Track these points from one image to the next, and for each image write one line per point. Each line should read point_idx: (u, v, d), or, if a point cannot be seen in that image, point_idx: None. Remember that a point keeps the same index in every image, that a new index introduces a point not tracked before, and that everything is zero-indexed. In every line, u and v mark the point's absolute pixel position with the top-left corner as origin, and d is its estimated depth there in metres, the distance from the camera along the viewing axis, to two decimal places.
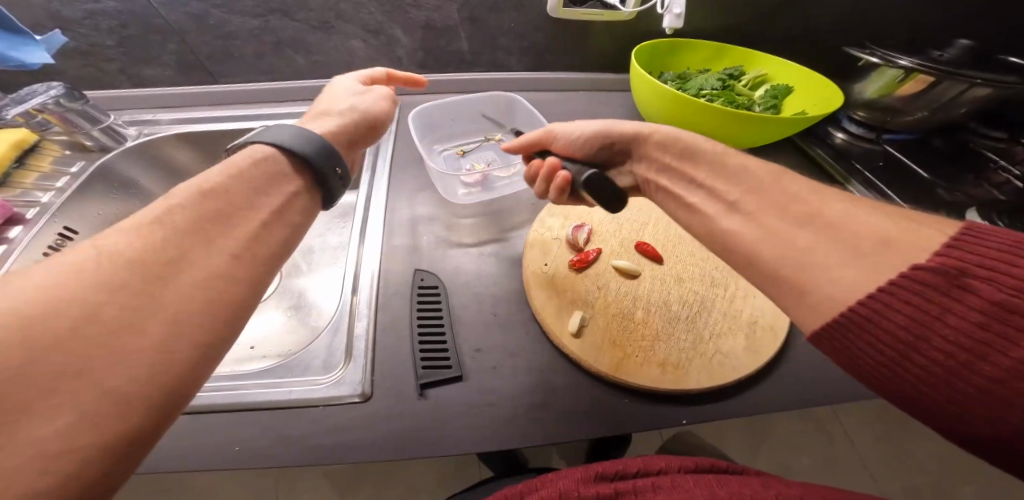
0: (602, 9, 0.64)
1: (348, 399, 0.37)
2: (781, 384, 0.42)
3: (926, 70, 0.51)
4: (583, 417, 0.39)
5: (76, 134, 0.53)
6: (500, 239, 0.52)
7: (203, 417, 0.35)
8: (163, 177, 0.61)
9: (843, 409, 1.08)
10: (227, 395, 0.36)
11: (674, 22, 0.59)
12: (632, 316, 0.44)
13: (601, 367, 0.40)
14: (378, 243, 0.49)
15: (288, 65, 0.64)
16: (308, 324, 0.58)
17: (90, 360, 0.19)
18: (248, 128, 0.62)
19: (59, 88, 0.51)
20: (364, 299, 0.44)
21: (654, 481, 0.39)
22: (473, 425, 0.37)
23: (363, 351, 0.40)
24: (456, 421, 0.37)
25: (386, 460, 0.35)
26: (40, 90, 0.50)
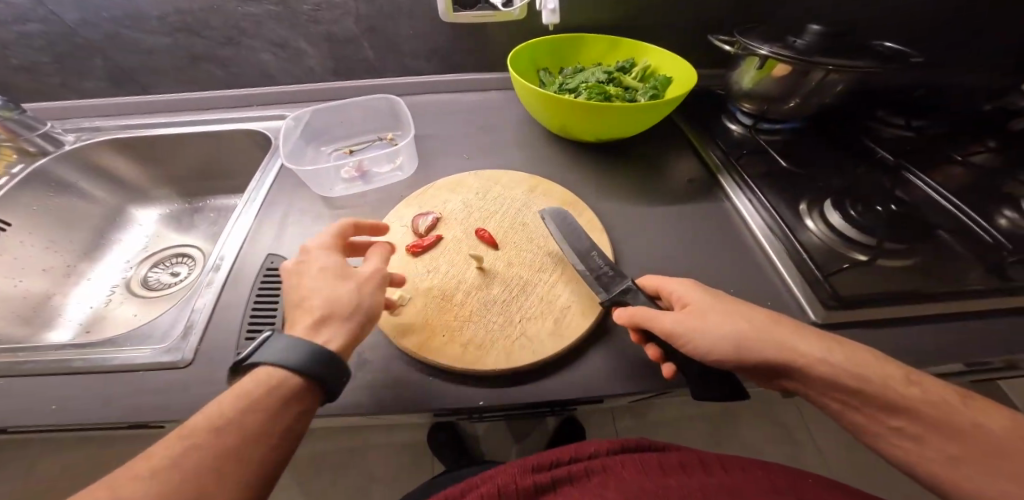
0: (490, 11, 0.66)
1: (169, 363, 0.42)
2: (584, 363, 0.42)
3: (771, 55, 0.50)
4: (381, 392, 0.41)
5: (19, 141, 0.63)
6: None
7: (45, 377, 0.41)
8: (100, 178, 0.71)
9: (814, 418, 1.02)
10: (73, 354, 0.42)
11: (549, 17, 0.61)
12: (449, 299, 0.46)
13: (406, 344, 0.42)
14: (246, 230, 0.54)
15: (208, 76, 0.72)
16: None
17: None
18: (173, 133, 0.71)
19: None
20: (216, 279, 0.49)
21: (588, 466, 0.40)
22: None
23: (197, 323, 0.45)
24: None
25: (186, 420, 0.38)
26: None
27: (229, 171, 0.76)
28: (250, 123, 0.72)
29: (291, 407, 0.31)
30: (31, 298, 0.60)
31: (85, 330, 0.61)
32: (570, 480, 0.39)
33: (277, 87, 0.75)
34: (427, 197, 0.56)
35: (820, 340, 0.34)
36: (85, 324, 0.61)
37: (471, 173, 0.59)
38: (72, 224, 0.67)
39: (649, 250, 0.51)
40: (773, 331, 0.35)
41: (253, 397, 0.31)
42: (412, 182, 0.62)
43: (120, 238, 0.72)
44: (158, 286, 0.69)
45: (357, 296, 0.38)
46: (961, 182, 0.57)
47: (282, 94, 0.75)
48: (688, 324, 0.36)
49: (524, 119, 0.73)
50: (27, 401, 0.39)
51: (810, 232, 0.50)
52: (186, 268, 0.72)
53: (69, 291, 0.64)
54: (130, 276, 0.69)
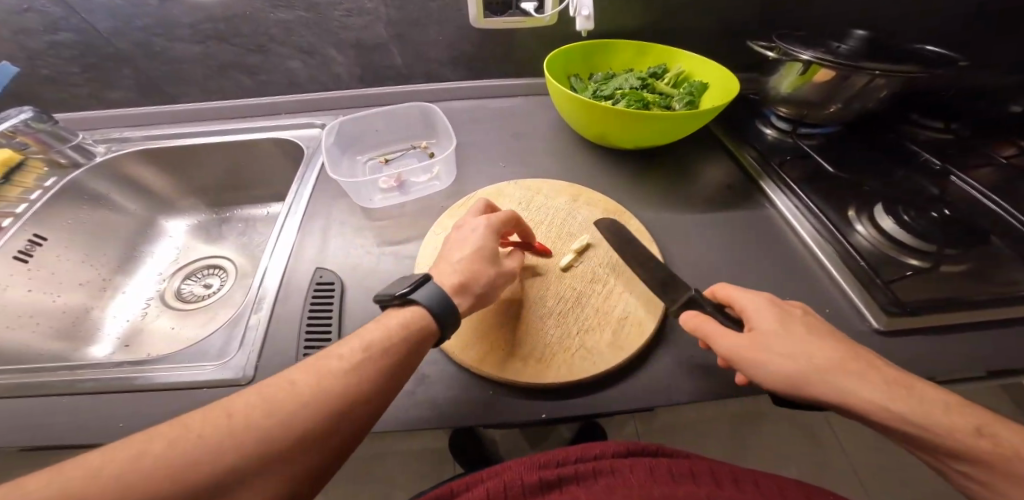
0: (521, 16, 0.66)
1: (229, 381, 0.41)
2: (646, 374, 0.42)
3: (820, 61, 0.50)
4: (442, 406, 0.40)
5: (51, 153, 0.62)
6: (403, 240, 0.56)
7: (104, 397, 0.41)
8: (130, 188, 0.71)
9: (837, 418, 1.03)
10: (128, 373, 0.42)
11: (584, 23, 0.61)
12: (502, 311, 0.46)
13: (465, 358, 0.42)
14: (291, 243, 0.54)
15: (236, 84, 0.72)
16: None
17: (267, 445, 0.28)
18: (203, 143, 0.70)
19: (28, 111, 0.61)
20: (265, 294, 0.49)
21: (597, 469, 0.36)
22: None
23: (250, 339, 0.44)
24: None
25: None
26: (10, 113, 0.60)
27: (258, 180, 0.76)
28: (280, 132, 0.72)
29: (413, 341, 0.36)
30: (67, 314, 0.59)
31: (123, 345, 0.61)
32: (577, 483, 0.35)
33: (304, 94, 0.75)
34: (470, 208, 0.56)
35: (887, 387, 0.31)
36: (123, 338, 0.61)
37: (511, 183, 0.59)
38: (105, 236, 0.67)
39: (698, 259, 0.51)
40: (851, 367, 0.32)
41: (395, 328, 0.36)
42: (449, 191, 0.62)
43: (151, 250, 0.72)
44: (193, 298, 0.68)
45: (491, 284, 0.42)
46: (999, 184, 0.58)
47: (310, 102, 0.75)
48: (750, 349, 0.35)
49: (554, 124, 0.73)
50: (86, 421, 0.39)
51: (861, 236, 0.50)
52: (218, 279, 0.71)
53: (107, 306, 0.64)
54: (164, 288, 0.69)
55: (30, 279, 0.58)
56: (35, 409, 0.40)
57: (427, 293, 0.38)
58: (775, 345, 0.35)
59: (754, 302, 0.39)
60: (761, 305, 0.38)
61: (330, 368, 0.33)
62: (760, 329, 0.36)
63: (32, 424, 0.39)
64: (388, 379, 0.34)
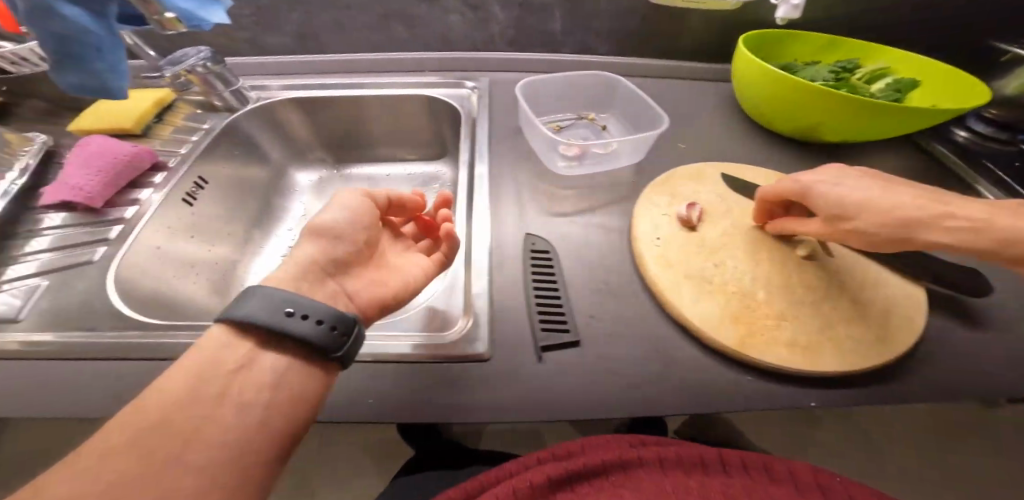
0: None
1: (475, 357, 0.38)
2: (909, 375, 0.39)
3: None
4: (701, 395, 0.37)
5: (210, 95, 0.60)
6: (595, 213, 0.53)
7: (343, 368, 0.38)
8: (271, 135, 0.68)
9: None
10: (360, 343, 0.39)
11: (791, 13, 0.53)
12: (751, 298, 0.43)
13: (726, 339, 0.39)
14: (489, 210, 0.51)
15: (390, 35, 0.70)
16: None
17: None
18: (349, 93, 0.68)
19: (205, 51, 0.57)
20: (479, 263, 0.46)
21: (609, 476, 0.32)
22: (590, 385, 0.37)
23: (480, 311, 0.42)
24: (578, 384, 0.37)
25: (506, 421, 0.35)
26: (190, 52, 0.57)
27: (392, 139, 0.73)
28: (429, 90, 0.70)
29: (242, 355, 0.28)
30: (218, 268, 0.57)
31: None
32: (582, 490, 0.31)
33: (452, 53, 0.73)
34: (675, 184, 0.52)
35: (956, 227, 0.37)
36: None
37: (707, 163, 0.56)
38: (245, 187, 0.64)
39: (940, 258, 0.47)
40: (938, 214, 0.37)
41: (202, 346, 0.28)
42: (629, 166, 0.59)
43: (287, 206, 0.70)
44: None
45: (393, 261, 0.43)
46: None
47: (457, 62, 0.72)
48: (849, 209, 0.40)
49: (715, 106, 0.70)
50: (323, 392, 0.36)
51: None
52: None
53: (251, 262, 0.62)
54: (298, 244, 0.66)
55: (186, 230, 0.54)
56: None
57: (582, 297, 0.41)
58: (871, 197, 0.39)
59: (813, 178, 0.43)
60: (859, 187, 0.40)
61: (254, 381, 0.27)
62: (852, 201, 0.40)
63: None
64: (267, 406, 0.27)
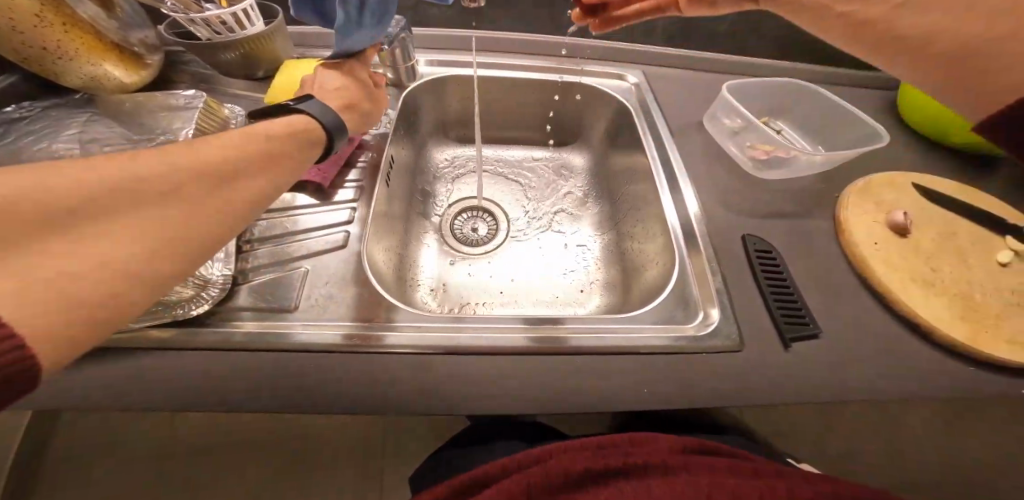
0: None
1: (730, 348, 0.45)
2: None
3: None
4: (928, 378, 0.44)
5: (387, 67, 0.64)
6: (781, 218, 0.57)
7: (614, 355, 0.44)
8: (427, 110, 0.73)
9: None
10: (623, 336, 0.46)
11: None
12: (973, 295, 0.47)
13: (959, 337, 0.45)
14: (700, 214, 0.57)
15: (552, 19, 0.71)
16: (557, 282, 0.69)
17: (59, 244, 0.22)
18: (509, 76, 0.71)
19: (401, 22, 0.59)
20: (707, 265, 0.52)
21: (670, 463, 0.36)
22: (834, 370, 0.44)
23: (722, 309, 0.48)
24: (825, 370, 0.44)
25: (767, 404, 0.42)
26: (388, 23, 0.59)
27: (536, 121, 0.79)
28: (587, 78, 0.72)
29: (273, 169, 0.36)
30: (395, 255, 0.64)
31: (433, 289, 0.67)
32: (647, 472, 0.35)
33: (606, 42, 0.74)
34: (876, 193, 0.56)
35: None
36: (433, 283, 0.67)
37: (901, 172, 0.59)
38: (412, 174, 0.73)
39: None
40: None
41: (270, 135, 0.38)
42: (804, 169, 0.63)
43: (427, 188, 0.76)
44: (472, 242, 0.73)
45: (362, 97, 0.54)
46: None
47: (612, 52, 0.73)
48: None
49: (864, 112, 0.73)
50: (599, 369, 0.43)
51: None
52: (486, 224, 0.76)
53: (412, 243, 0.70)
54: (442, 226, 0.74)
55: (378, 229, 0.60)
56: (543, 359, 0.44)
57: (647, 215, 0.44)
58: None
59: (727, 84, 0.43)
60: None
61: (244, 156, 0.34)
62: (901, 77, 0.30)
63: (559, 375, 0.43)
64: (222, 223, 0.31)
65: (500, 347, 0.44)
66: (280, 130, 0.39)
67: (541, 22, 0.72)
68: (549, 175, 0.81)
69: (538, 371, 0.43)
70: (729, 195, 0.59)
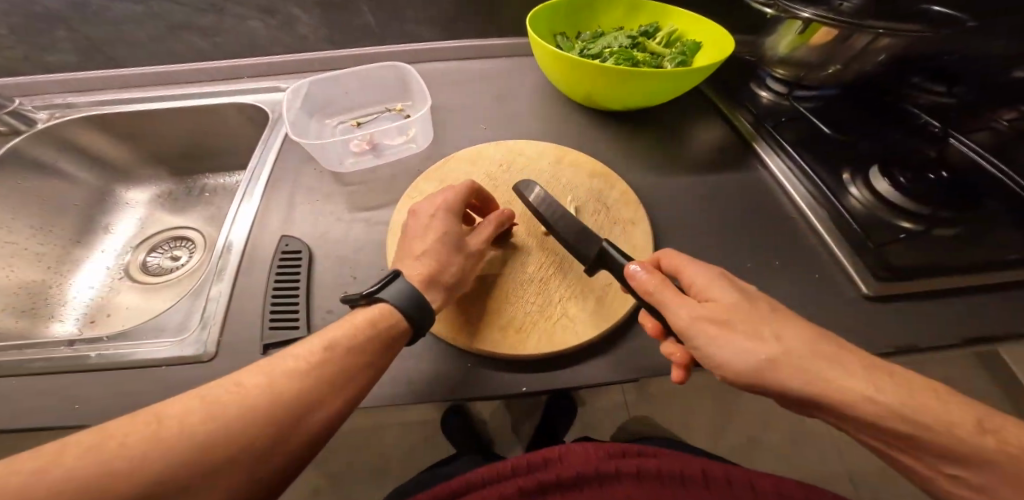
0: None
1: (194, 357, 0.40)
2: (628, 332, 0.42)
3: (831, 22, 0.45)
4: (419, 382, 0.39)
5: None
6: (365, 212, 0.52)
7: (62, 376, 0.40)
8: (85, 159, 0.68)
9: None
10: (88, 356, 0.41)
11: None
12: (490, 279, 0.44)
13: (441, 329, 0.40)
14: (259, 211, 0.51)
15: (191, 47, 0.66)
16: None
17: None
18: (153, 108, 0.65)
19: None
20: (232, 261, 0.47)
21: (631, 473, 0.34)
22: None
23: (216, 314, 0.43)
24: None
25: None
26: None
27: (223, 146, 0.72)
28: (242, 95, 0.66)
29: (368, 333, 0.34)
30: (31, 289, 0.59)
31: (89, 320, 0.61)
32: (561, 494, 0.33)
33: (267, 57, 0.69)
34: (445, 172, 0.53)
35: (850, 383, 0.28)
36: (89, 314, 0.61)
37: (491, 144, 0.57)
38: (55, 208, 0.65)
39: (679, 226, 0.50)
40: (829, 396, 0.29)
41: (362, 327, 0.34)
42: (426, 155, 0.58)
43: (113, 222, 0.70)
44: (159, 271, 0.68)
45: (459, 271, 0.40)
46: (992, 147, 0.56)
47: (267, 64, 0.68)
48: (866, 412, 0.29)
49: (538, 83, 0.68)
50: (25, 412, 0.38)
51: (853, 199, 0.50)
52: (178, 253, 0.70)
53: (76, 274, 0.64)
54: (128, 261, 0.68)
55: None
56: None
57: (396, 291, 0.36)
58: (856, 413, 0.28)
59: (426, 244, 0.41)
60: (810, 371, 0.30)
61: (362, 343, 0.33)
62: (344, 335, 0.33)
63: None
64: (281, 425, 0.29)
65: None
66: (374, 324, 0.35)
67: (180, 52, 0.67)
68: None
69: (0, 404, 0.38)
70: (320, 195, 0.53)
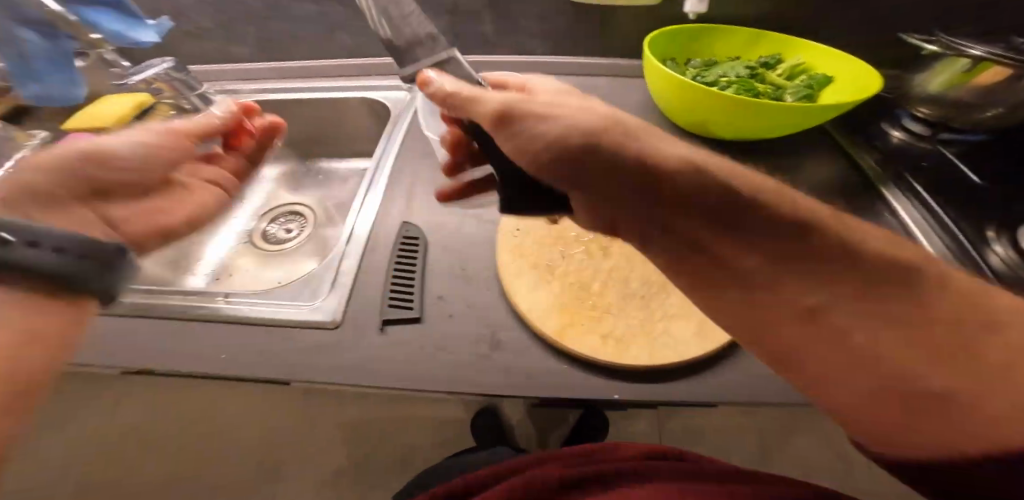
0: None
1: (323, 323, 0.46)
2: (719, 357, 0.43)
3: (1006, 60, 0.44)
4: (512, 374, 0.43)
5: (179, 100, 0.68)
6: (473, 211, 0.57)
7: (218, 322, 0.47)
8: None
9: None
10: (238, 309, 0.48)
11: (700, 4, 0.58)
12: (593, 289, 0.49)
13: (548, 327, 0.45)
14: (382, 201, 0.57)
15: (338, 45, 0.76)
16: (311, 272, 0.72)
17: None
18: (300, 97, 0.76)
19: (169, 62, 0.68)
20: (358, 243, 0.53)
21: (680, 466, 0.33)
22: (417, 359, 0.44)
23: (343, 289, 0.49)
24: (406, 359, 0.44)
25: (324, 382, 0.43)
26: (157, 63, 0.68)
27: (345, 134, 0.81)
28: (373, 92, 0.75)
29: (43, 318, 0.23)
30: (182, 244, 0.71)
31: (214, 277, 0.72)
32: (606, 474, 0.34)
33: None
34: None
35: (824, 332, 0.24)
36: (216, 272, 0.73)
37: None
38: None
39: None
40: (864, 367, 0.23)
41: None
42: None
43: (247, 193, 0.82)
44: (275, 241, 0.78)
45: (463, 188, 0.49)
46: None
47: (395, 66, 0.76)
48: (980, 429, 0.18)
49: (642, 102, 0.70)
50: (190, 348, 0.46)
51: (995, 256, 0.46)
52: (289, 227, 0.80)
53: (214, 236, 0.76)
54: (251, 229, 0.79)
55: None
56: (161, 328, 0.47)
57: None
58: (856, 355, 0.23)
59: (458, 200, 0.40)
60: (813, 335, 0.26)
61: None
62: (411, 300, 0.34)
63: (157, 342, 0.46)
64: None
65: (143, 312, 0.49)
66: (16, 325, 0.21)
67: (328, 49, 0.77)
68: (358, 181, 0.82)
69: (170, 339, 0.46)
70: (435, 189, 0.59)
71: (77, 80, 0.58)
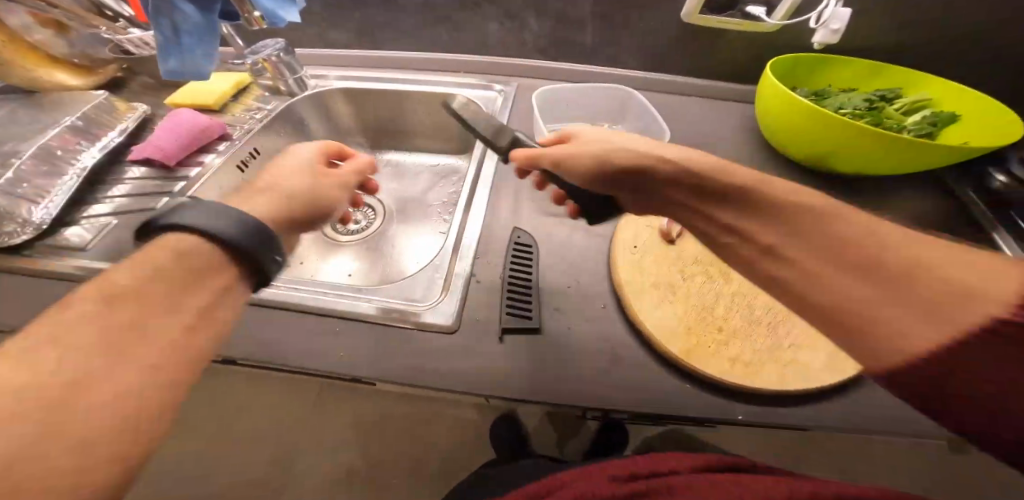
0: (740, 19, 0.62)
1: (442, 325, 0.45)
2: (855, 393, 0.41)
3: None
4: (640, 393, 0.41)
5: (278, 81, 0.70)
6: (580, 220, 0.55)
7: (332, 314, 0.46)
8: (321, 120, 0.78)
9: None
10: (351, 303, 0.47)
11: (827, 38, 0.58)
12: (713, 310, 0.46)
13: (673, 348, 0.42)
14: (490, 204, 0.56)
15: (434, 40, 0.76)
16: (389, 267, 0.70)
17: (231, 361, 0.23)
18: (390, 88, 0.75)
19: (279, 43, 0.68)
20: (468, 245, 0.52)
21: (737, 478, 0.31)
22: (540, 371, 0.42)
23: (460, 292, 0.47)
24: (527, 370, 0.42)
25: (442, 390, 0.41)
26: (268, 44, 0.68)
27: (425, 128, 0.80)
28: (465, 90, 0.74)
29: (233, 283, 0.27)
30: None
31: (287, 265, 0.70)
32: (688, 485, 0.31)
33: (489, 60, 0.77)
34: None
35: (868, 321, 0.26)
36: (288, 258, 0.71)
37: None
38: None
39: None
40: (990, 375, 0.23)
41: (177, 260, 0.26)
42: None
43: None
44: (346, 231, 0.76)
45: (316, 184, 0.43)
46: None
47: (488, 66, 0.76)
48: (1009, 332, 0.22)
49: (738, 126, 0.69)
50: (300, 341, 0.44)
51: None
52: (364, 216, 0.78)
53: None
54: None
55: None
56: (270, 316, 0.46)
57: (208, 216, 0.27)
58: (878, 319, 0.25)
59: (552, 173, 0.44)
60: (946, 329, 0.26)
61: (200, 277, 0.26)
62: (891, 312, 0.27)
63: (269, 332, 0.45)
64: None
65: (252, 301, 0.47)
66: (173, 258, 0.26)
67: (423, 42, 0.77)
68: (434, 177, 0.80)
69: (281, 334, 0.44)
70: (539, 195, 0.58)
71: (215, 58, 0.54)
